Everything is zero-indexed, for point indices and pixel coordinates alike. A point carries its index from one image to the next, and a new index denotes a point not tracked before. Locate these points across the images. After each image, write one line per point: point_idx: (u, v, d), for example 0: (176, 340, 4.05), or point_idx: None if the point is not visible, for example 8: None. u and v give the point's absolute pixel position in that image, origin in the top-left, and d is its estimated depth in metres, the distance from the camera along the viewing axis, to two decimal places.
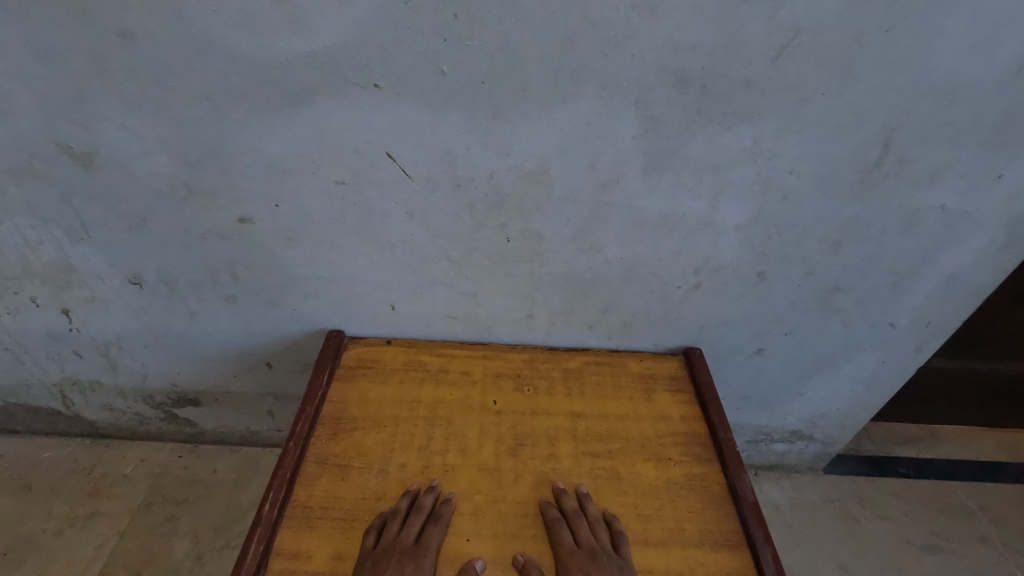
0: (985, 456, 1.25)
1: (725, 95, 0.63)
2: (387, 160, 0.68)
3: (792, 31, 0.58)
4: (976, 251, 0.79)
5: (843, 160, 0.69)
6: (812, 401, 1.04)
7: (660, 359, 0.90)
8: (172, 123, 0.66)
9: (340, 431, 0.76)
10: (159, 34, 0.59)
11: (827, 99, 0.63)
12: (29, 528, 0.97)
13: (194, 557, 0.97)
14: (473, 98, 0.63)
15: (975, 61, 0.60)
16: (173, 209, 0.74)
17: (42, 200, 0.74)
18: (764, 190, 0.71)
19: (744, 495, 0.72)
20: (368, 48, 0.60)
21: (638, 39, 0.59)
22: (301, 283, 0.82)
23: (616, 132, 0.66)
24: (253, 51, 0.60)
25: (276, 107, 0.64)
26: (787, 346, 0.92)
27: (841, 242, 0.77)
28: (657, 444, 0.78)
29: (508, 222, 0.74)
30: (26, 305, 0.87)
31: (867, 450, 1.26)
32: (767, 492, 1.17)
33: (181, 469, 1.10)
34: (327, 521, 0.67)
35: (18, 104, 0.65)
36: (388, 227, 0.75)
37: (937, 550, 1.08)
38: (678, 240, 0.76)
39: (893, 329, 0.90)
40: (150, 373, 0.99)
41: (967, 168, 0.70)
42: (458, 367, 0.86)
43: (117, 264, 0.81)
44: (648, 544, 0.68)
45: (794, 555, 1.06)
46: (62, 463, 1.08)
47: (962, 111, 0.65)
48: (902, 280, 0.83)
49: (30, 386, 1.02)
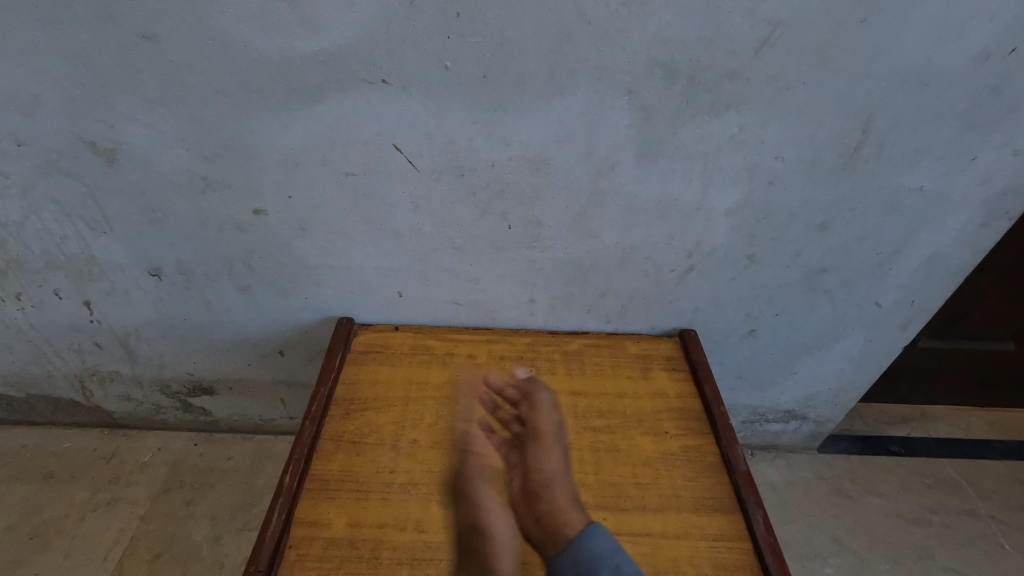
0: (973, 435, 1.29)
1: (712, 86, 0.67)
2: (395, 152, 0.72)
3: (773, 24, 0.62)
4: (955, 231, 0.83)
5: (825, 146, 0.73)
6: (804, 381, 1.08)
7: (657, 341, 0.94)
8: (192, 120, 0.70)
9: (353, 411, 0.80)
10: (181, 35, 0.63)
11: (808, 87, 0.67)
12: (54, 513, 1.01)
13: (213, 539, 1.01)
14: (474, 91, 0.67)
15: (946, 48, 0.64)
16: (191, 203, 0.78)
17: (68, 195, 0.78)
18: (752, 175, 0.75)
19: (736, 464, 0.77)
20: (375, 46, 0.64)
21: (630, 34, 0.63)
22: (313, 272, 0.86)
23: (610, 122, 0.70)
24: (268, 50, 0.64)
25: (290, 103, 0.68)
26: (778, 326, 0.96)
27: (826, 223, 0.81)
28: (655, 419, 0.83)
29: (509, 210, 0.78)
30: (49, 298, 0.91)
31: (860, 429, 1.30)
32: (763, 470, 1.21)
33: (197, 456, 1.14)
34: (344, 492, 0.71)
35: (47, 103, 0.68)
36: (396, 216, 0.79)
37: (927, 523, 1.12)
38: (672, 225, 0.80)
39: (879, 309, 0.94)
40: (167, 362, 1.03)
41: (944, 151, 0.74)
42: (464, 350, 0.90)
43: (137, 256, 0.85)
44: (647, 509, 0.72)
45: (789, 529, 1.10)
46: (82, 452, 1.11)
47: (936, 97, 0.69)
48: (885, 260, 0.87)
49: (52, 377, 1.06)
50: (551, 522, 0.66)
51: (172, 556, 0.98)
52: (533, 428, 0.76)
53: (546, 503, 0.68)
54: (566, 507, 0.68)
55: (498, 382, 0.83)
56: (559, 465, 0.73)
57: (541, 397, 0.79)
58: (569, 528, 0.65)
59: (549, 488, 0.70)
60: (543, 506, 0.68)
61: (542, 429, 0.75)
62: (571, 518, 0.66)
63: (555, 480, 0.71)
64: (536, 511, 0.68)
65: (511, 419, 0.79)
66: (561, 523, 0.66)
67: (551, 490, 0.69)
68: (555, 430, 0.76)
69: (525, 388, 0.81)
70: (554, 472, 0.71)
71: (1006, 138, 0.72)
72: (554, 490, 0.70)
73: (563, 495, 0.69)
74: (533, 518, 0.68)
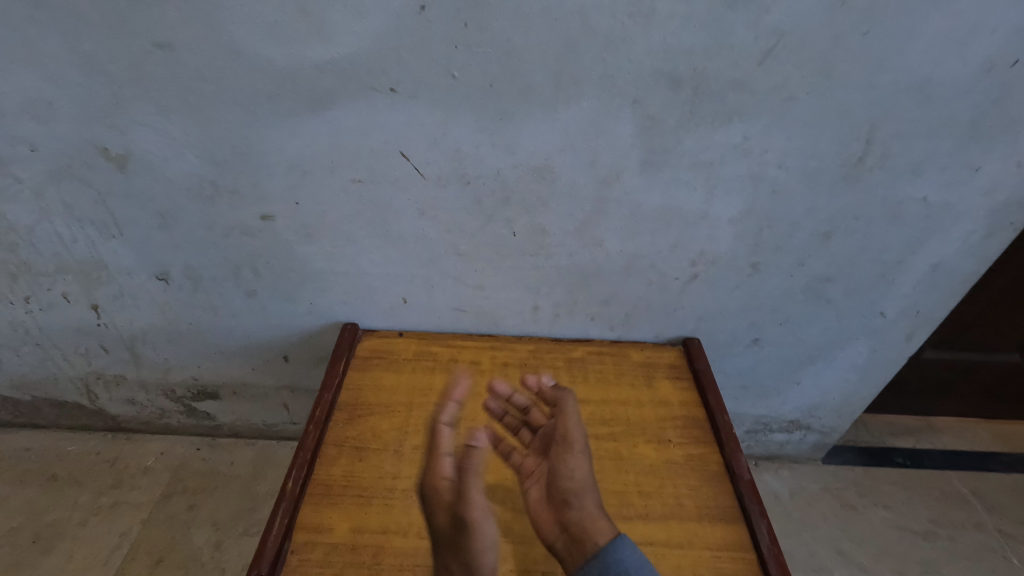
0: (980, 447, 1.28)
1: (716, 96, 0.68)
2: (401, 159, 0.73)
3: (777, 35, 0.63)
4: (960, 242, 0.83)
5: (829, 156, 0.73)
6: (808, 391, 1.07)
7: (660, 349, 0.94)
8: (202, 126, 0.71)
9: (357, 416, 0.81)
10: (194, 43, 0.64)
11: (812, 98, 0.68)
12: (57, 516, 1.01)
13: (214, 544, 1.01)
14: (480, 99, 0.68)
15: (949, 60, 0.65)
16: (199, 208, 0.79)
17: (79, 200, 0.79)
18: (755, 184, 0.76)
19: (740, 473, 0.76)
20: (384, 55, 0.65)
21: (634, 44, 0.64)
22: (319, 278, 0.87)
23: (615, 130, 0.70)
24: (279, 59, 0.65)
25: (299, 110, 0.69)
26: (782, 336, 0.96)
27: (830, 233, 0.81)
28: (658, 427, 0.83)
29: (514, 217, 0.79)
30: (58, 301, 0.92)
31: (865, 440, 1.29)
32: (766, 481, 1.20)
33: (200, 461, 1.14)
34: (347, 497, 0.71)
35: (61, 110, 0.70)
36: (401, 222, 0.79)
37: (933, 536, 1.11)
38: (676, 233, 0.81)
39: (883, 319, 0.94)
40: (172, 367, 1.04)
41: (947, 161, 0.74)
42: (467, 356, 0.90)
43: (145, 261, 0.86)
44: (650, 517, 0.72)
45: (794, 541, 1.09)
46: (85, 456, 1.12)
47: (938, 108, 0.69)
48: (889, 270, 0.87)
49: (58, 380, 1.06)
50: (578, 531, 0.66)
51: (173, 561, 0.98)
52: (560, 434, 0.74)
53: (573, 512, 0.68)
54: (594, 516, 0.67)
55: (507, 390, 0.82)
56: (588, 474, 0.72)
57: (569, 401, 0.77)
58: (597, 537, 0.65)
59: (579, 496, 0.69)
60: (571, 514, 0.68)
61: (571, 437, 0.74)
62: (599, 526, 0.66)
63: (583, 488, 0.70)
64: (562, 518, 0.68)
65: (521, 426, 0.80)
66: (590, 531, 0.66)
67: (579, 497, 0.69)
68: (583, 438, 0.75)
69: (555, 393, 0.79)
70: (583, 481, 0.71)
71: (1009, 149, 0.73)
72: (584, 498, 0.69)
73: (591, 503, 0.69)
74: (559, 527, 0.67)
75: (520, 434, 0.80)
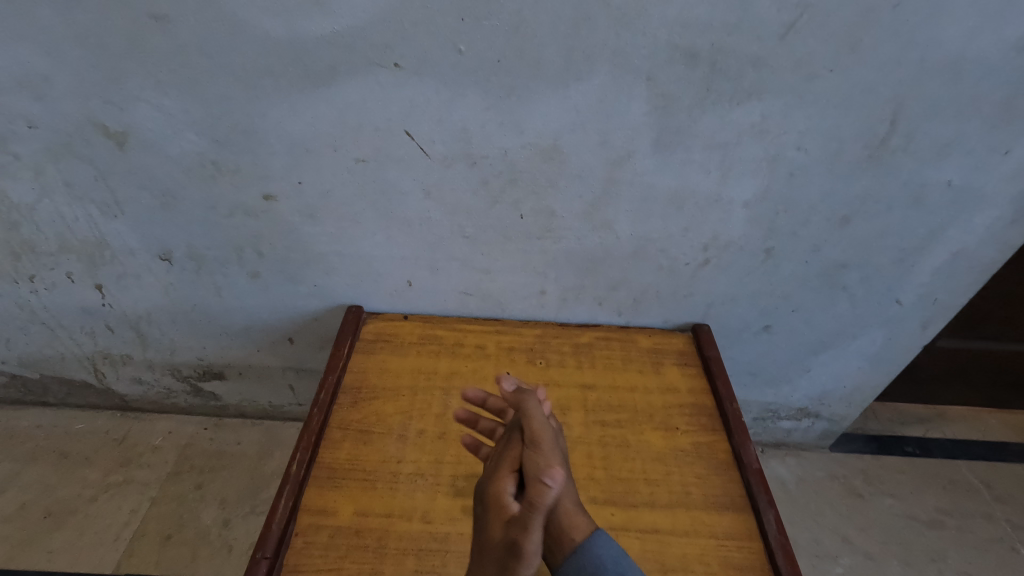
0: (991, 437, 1.26)
1: (735, 73, 0.65)
2: (406, 138, 0.71)
3: (800, 8, 0.60)
4: (984, 228, 0.80)
5: (851, 137, 0.70)
6: (819, 378, 1.06)
7: (669, 335, 0.93)
8: (202, 103, 0.69)
9: (361, 400, 0.80)
10: (191, 15, 0.62)
11: (835, 76, 0.65)
12: (67, 493, 1.03)
13: (221, 522, 1.02)
14: (489, 76, 0.65)
15: (983, 35, 0.61)
16: (201, 187, 0.78)
17: (80, 178, 0.77)
18: (772, 166, 0.73)
19: (748, 461, 0.75)
20: (388, 28, 0.62)
21: (649, 18, 0.61)
22: (323, 260, 0.85)
23: (627, 110, 0.68)
24: (279, 32, 0.63)
25: (300, 86, 0.67)
26: (794, 322, 0.94)
27: (848, 218, 0.79)
28: (665, 414, 0.81)
29: (521, 199, 0.76)
30: (62, 281, 0.92)
31: (874, 429, 1.27)
32: (772, 468, 1.20)
33: (207, 440, 1.14)
34: (350, 481, 0.71)
35: (58, 85, 0.68)
36: (407, 204, 0.78)
37: (941, 526, 1.10)
38: (688, 217, 0.78)
39: (900, 306, 0.92)
40: (177, 347, 1.03)
41: (975, 143, 0.71)
42: (473, 341, 0.89)
43: (148, 241, 0.85)
44: (656, 505, 0.71)
45: (799, 528, 1.08)
46: (94, 434, 1.13)
47: (969, 87, 0.65)
48: (908, 257, 0.84)
49: (65, 359, 1.07)
50: (557, 526, 0.62)
51: (181, 539, 0.99)
52: None
53: (552, 503, 0.64)
54: (572, 509, 0.64)
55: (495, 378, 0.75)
56: (564, 463, 0.68)
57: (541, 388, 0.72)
58: (574, 532, 0.62)
59: (556, 490, 0.65)
60: None
61: (543, 426, 0.69)
62: (577, 522, 0.63)
63: (560, 479, 0.66)
64: None
65: (508, 416, 0.73)
66: (567, 526, 0.63)
67: (557, 490, 0.65)
68: (557, 427, 0.70)
69: (523, 382, 0.74)
70: (559, 471, 0.67)
71: None
72: (561, 491, 0.65)
73: (569, 494, 0.65)
74: None
75: (508, 425, 0.73)
